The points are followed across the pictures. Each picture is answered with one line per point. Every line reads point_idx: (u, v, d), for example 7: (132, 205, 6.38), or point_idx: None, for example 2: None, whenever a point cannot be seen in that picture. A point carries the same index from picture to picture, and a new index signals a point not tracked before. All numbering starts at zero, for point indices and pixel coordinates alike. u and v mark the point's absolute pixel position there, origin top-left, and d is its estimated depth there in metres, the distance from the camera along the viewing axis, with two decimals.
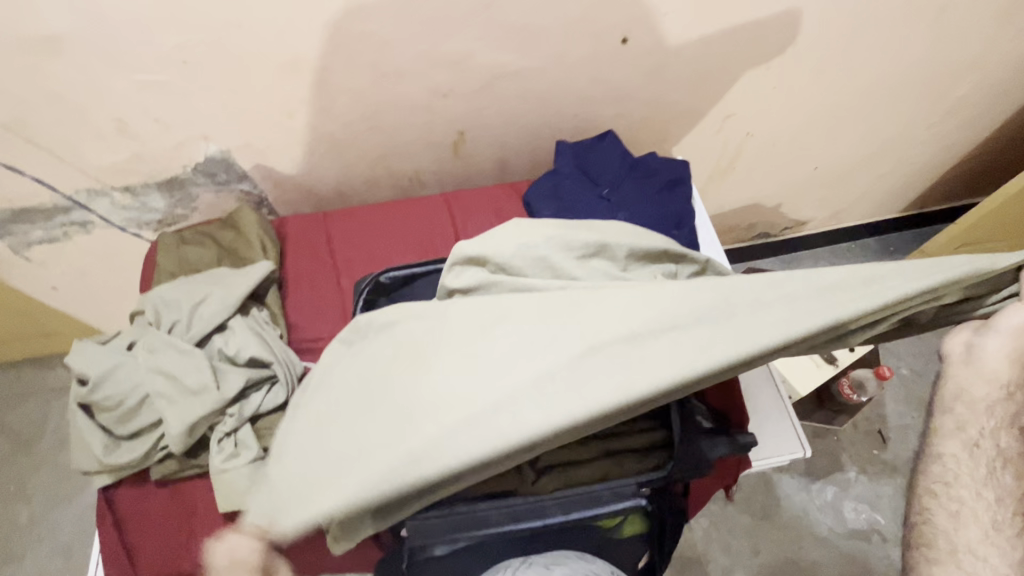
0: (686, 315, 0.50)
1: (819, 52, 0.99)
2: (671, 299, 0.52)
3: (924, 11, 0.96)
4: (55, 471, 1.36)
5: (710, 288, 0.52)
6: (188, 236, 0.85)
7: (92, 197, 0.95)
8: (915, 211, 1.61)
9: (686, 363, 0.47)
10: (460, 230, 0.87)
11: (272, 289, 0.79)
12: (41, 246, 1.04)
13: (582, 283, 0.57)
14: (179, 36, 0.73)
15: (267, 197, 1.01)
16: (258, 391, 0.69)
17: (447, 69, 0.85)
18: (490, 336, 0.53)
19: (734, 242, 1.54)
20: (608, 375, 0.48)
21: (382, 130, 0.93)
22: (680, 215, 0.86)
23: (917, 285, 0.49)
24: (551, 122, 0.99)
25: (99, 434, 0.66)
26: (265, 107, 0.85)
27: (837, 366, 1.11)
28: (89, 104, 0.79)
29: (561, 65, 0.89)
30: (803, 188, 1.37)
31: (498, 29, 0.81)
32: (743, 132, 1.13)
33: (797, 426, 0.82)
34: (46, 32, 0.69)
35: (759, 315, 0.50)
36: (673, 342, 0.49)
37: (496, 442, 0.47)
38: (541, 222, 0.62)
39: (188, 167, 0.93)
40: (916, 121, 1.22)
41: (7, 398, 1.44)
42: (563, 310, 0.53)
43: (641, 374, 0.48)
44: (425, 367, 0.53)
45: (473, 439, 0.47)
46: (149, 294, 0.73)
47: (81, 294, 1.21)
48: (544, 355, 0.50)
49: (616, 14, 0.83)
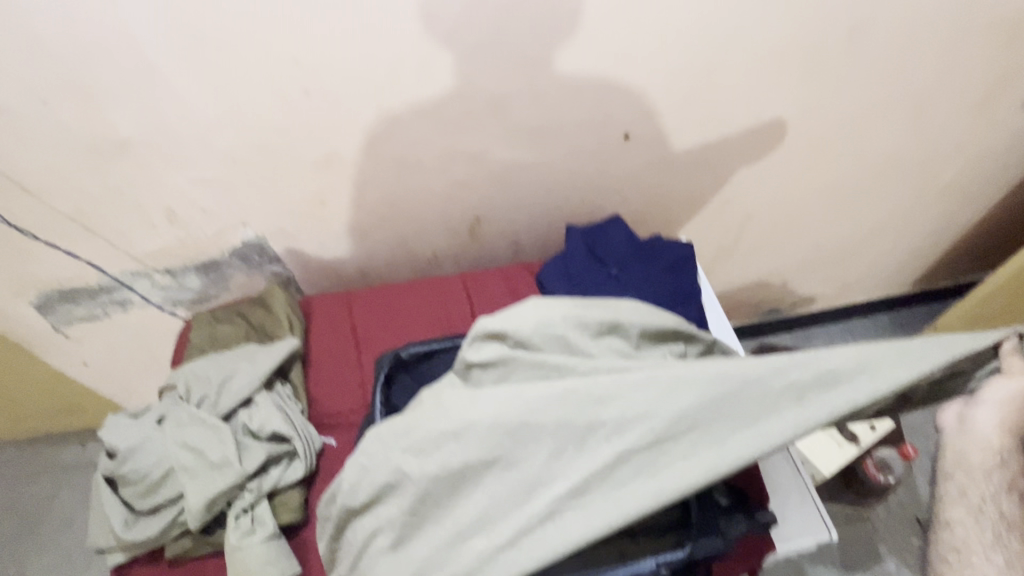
0: (700, 411, 0.52)
1: (809, 144, 1.07)
2: (683, 394, 0.53)
3: (903, 107, 1.05)
4: (58, 554, 1.33)
5: (718, 377, 0.53)
6: (221, 314, 0.90)
7: (135, 278, 1.02)
8: (922, 287, 1.64)
9: (711, 469, 0.49)
10: (476, 308, 0.91)
11: (296, 365, 0.82)
12: (80, 323, 1.10)
13: (595, 370, 0.58)
14: (232, 140, 0.83)
15: (295, 277, 1.08)
16: (277, 466, 0.70)
17: (466, 163, 0.94)
18: (509, 434, 0.55)
19: (743, 318, 1.56)
20: (638, 481, 0.51)
21: (405, 216, 1.01)
22: (686, 293, 0.90)
23: (912, 369, 0.50)
24: (561, 208, 1.07)
25: (120, 509, 0.67)
26: (301, 197, 0.93)
27: (860, 445, 1.07)
28: (145, 197, 0.88)
29: (570, 158, 0.98)
30: (807, 266, 1.41)
31: (513, 129, 0.91)
32: (744, 214, 1.20)
33: (820, 507, 0.80)
34: (119, 138, 0.79)
35: (771, 407, 0.51)
36: (694, 445, 0.51)
37: (543, 552, 0.50)
38: (557, 299, 0.65)
39: (226, 250, 1.00)
40: (909, 203, 1.29)
41: (20, 476, 1.44)
42: (577, 407, 0.55)
43: (669, 481, 0.50)
44: (450, 471, 0.55)
45: (522, 551, 0.51)
46: (181, 369, 0.76)
47: (109, 370, 1.25)
48: (571, 462, 0.53)
49: (619, 115, 0.93)
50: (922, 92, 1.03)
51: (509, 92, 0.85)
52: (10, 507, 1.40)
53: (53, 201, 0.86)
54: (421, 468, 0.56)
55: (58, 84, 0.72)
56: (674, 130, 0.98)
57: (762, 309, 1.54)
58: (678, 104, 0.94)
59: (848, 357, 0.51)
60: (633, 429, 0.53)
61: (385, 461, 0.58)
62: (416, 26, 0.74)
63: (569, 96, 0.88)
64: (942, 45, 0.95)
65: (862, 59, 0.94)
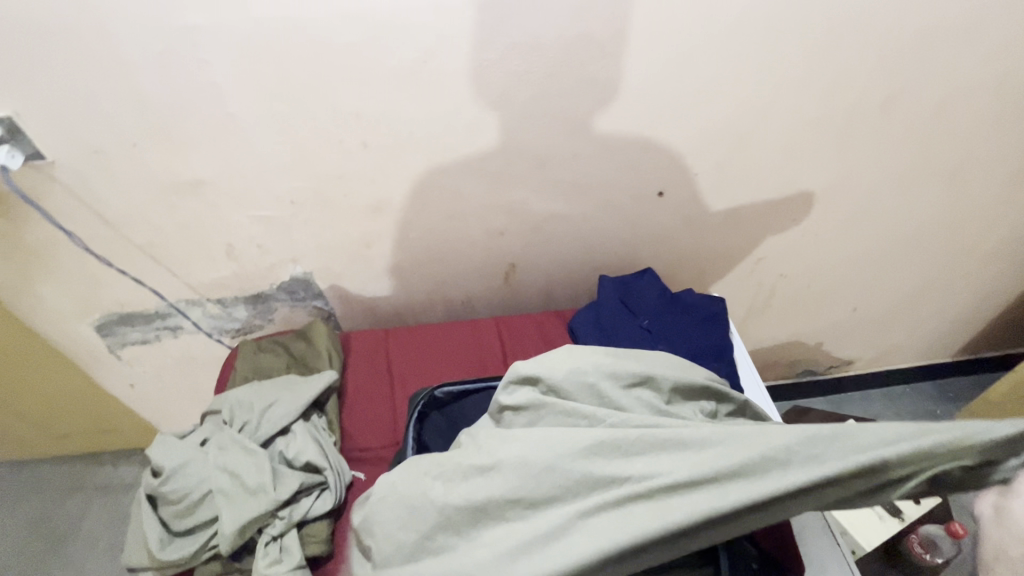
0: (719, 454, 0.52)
1: (843, 208, 1.09)
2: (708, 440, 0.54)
3: (939, 176, 1.06)
4: (79, 575, 1.34)
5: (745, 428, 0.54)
6: (265, 344, 0.94)
7: (189, 306, 1.09)
8: (969, 357, 1.58)
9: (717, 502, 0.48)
10: (508, 352, 0.93)
11: (333, 398, 0.85)
12: (133, 346, 1.17)
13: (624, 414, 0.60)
14: (293, 184, 0.90)
15: (336, 313, 1.13)
16: (308, 496, 0.72)
17: (505, 213, 0.99)
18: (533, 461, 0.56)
19: (776, 378, 1.52)
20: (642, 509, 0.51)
21: (444, 260, 1.06)
22: (718, 348, 0.90)
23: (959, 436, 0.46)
24: (594, 259, 1.10)
25: (157, 527, 0.69)
26: (349, 239, 0.99)
27: (904, 520, 1.01)
28: (209, 233, 0.96)
29: (605, 212, 1.02)
30: (844, 329, 1.39)
31: (551, 183, 0.96)
32: (777, 273, 1.20)
33: None
34: (194, 179, 0.87)
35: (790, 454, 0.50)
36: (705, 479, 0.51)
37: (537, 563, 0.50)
38: (591, 349, 0.67)
39: (275, 284, 1.06)
40: (949, 270, 1.27)
41: (54, 493, 1.48)
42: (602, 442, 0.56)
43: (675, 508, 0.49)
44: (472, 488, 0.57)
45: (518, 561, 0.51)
46: (227, 395, 0.80)
47: (152, 393, 1.31)
48: (586, 489, 0.54)
49: (654, 173, 0.97)
50: (958, 162, 1.04)
51: (550, 149, 0.91)
52: (41, 522, 1.43)
53: (127, 232, 0.94)
54: (446, 498, 0.57)
55: (149, 130, 0.81)
56: (708, 189, 1.01)
57: (796, 370, 1.50)
58: (711, 166, 0.97)
59: (882, 430, 0.49)
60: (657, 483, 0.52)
61: (412, 489, 0.59)
62: (467, 90, 0.81)
63: (606, 154, 0.93)
64: (976, 118, 0.97)
65: (895, 128, 0.96)
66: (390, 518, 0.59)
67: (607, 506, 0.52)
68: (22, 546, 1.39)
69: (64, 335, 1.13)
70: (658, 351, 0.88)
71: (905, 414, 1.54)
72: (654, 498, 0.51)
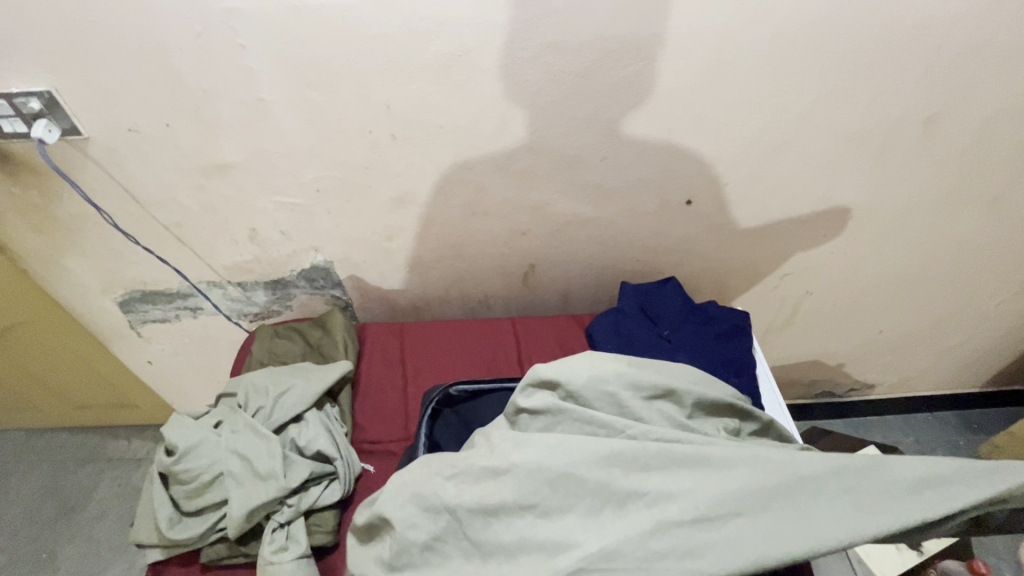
0: (748, 483, 0.51)
1: (876, 226, 1.05)
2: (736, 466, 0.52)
3: (980, 200, 1.02)
4: (88, 544, 1.37)
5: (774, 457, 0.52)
6: (281, 330, 0.95)
7: (209, 288, 1.10)
8: (998, 390, 1.53)
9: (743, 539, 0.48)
10: (524, 353, 0.92)
11: (346, 388, 0.85)
12: (153, 324, 1.18)
13: (645, 430, 0.58)
14: (319, 172, 0.90)
15: (353, 304, 1.13)
16: (317, 485, 0.72)
17: (529, 213, 0.98)
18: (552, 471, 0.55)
19: (793, 397, 1.49)
20: (664, 534, 0.50)
21: (464, 258, 1.05)
22: (739, 363, 0.88)
23: (982, 492, 0.47)
24: (615, 265, 1.08)
25: (167, 506, 0.70)
26: (371, 230, 0.99)
27: (923, 554, 0.96)
28: (234, 216, 0.96)
29: (630, 218, 1.00)
30: (868, 351, 1.35)
31: (578, 185, 0.94)
32: (802, 290, 1.17)
33: None
34: (222, 162, 0.88)
35: (820, 498, 0.49)
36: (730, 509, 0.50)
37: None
38: (614, 358, 0.65)
39: (295, 271, 1.07)
40: (984, 297, 1.22)
41: (67, 463, 1.52)
42: (623, 460, 0.55)
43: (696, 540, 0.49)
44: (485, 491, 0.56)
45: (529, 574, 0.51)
46: (242, 379, 0.80)
47: (169, 371, 1.32)
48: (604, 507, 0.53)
49: (683, 181, 0.95)
50: (1001, 186, 1.00)
51: (580, 151, 0.90)
52: (53, 490, 1.46)
53: (155, 210, 0.95)
54: (458, 496, 0.56)
55: (183, 111, 0.81)
56: (738, 200, 0.99)
57: (814, 390, 1.47)
58: (741, 176, 0.95)
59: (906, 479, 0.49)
60: (676, 501, 0.51)
61: (426, 486, 0.59)
62: (500, 87, 0.81)
63: (636, 159, 0.92)
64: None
65: (937, 149, 0.93)
66: (399, 512, 0.58)
67: (628, 532, 0.51)
68: (34, 512, 1.42)
69: (87, 308, 1.15)
70: (678, 362, 0.86)
71: (925, 444, 1.50)
72: (676, 528, 0.50)
